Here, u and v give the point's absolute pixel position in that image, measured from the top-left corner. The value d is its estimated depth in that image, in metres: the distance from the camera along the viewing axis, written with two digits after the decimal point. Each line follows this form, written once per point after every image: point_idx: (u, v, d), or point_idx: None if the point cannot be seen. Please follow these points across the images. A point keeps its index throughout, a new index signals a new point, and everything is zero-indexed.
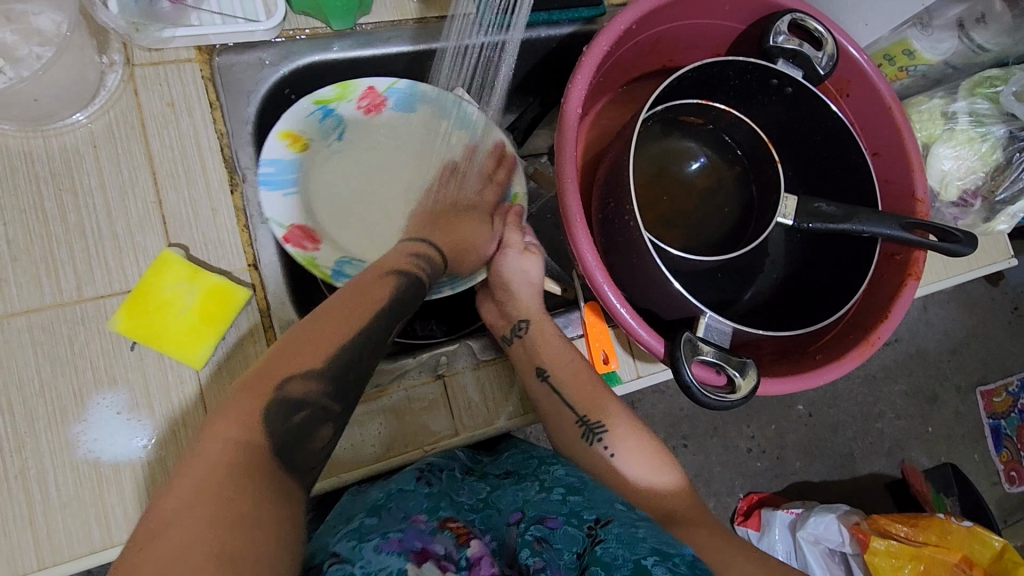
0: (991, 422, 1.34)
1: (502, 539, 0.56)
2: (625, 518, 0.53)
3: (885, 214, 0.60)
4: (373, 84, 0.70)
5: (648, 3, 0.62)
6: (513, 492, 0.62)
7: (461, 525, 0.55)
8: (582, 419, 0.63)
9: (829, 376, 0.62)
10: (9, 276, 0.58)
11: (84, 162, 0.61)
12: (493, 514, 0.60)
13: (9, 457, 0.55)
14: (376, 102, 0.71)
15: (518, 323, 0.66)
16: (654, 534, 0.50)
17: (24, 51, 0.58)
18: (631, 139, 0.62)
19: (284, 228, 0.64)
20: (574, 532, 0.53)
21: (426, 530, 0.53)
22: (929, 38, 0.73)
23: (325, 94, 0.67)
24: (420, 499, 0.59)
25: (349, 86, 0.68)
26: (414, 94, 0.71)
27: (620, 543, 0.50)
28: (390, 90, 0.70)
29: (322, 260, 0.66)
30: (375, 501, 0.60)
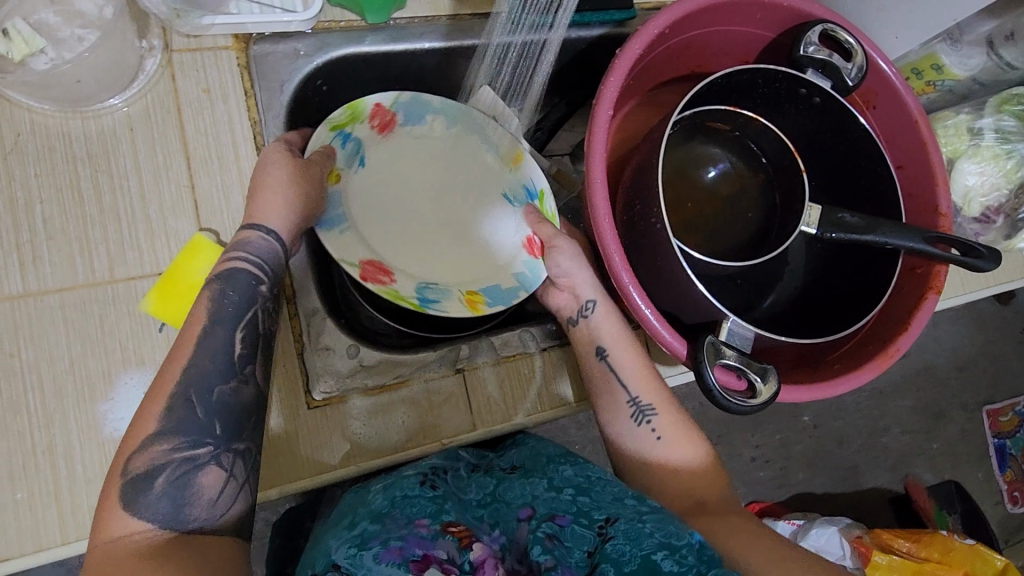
0: (997, 441, 1.35)
1: (511, 534, 0.57)
2: (632, 514, 0.54)
3: (909, 228, 0.59)
4: (379, 101, 0.69)
5: (681, 8, 0.62)
6: (522, 487, 0.64)
7: (462, 528, 0.56)
8: (633, 400, 0.63)
9: (848, 385, 0.62)
10: (44, 254, 0.58)
11: (120, 145, 0.62)
12: (501, 508, 0.62)
13: (36, 432, 0.56)
14: (387, 119, 0.71)
15: (586, 303, 0.64)
16: (661, 527, 0.51)
17: (66, 32, 0.59)
18: (661, 141, 0.62)
19: (357, 268, 0.67)
20: (584, 531, 0.54)
21: (426, 536, 0.53)
22: (958, 54, 0.74)
23: (338, 118, 0.67)
24: (423, 501, 0.59)
25: (358, 107, 0.68)
26: (421, 104, 0.72)
27: (627, 539, 0.51)
28: (396, 104, 0.71)
29: (404, 291, 0.69)
30: (378, 506, 0.59)
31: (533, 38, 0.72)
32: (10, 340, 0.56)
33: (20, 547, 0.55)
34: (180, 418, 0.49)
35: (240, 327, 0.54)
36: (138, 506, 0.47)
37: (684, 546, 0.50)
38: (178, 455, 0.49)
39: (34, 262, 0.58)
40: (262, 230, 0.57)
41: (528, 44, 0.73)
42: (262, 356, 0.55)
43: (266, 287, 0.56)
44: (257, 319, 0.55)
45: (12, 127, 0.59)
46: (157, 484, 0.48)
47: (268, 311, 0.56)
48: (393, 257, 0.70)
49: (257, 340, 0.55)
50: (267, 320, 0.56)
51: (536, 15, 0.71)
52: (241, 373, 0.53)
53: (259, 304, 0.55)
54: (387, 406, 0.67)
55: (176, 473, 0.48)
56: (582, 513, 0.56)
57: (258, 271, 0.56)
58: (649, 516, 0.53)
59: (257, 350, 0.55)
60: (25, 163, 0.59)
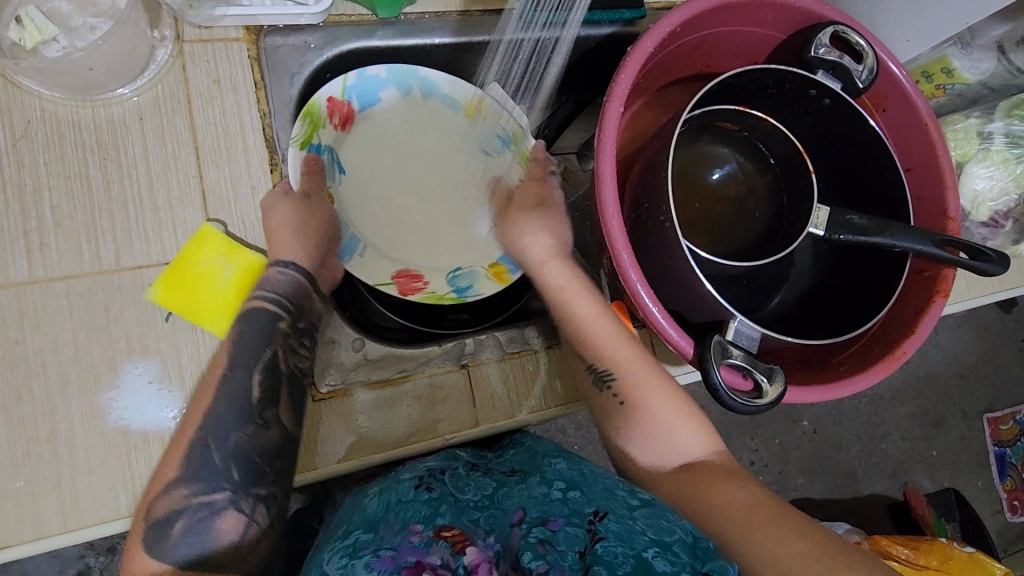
0: (997, 450, 1.33)
1: (505, 540, 0.55)
2: (623, 512, 0.55)
3: (916, 230, 0.59)
4: (330, 94, 0.67)
5: (694, 6, 0.62)
6: (519, 489, 0.63)
7: (456, 532, 0.55)
8: (592, 367, 0.62)
9: (855, 388, 0.62)
10: (51, 241, 0.58)
11: (129, 134, 0.62)
12: (497, 514, 0.59)
13: (39, 420, 0.56)
14: (343, 110, 0.69)
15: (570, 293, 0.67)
16: (652, 524, 0.52)
17: (78, 21, 0.59)
18: (671, 140, 0.62)
19: (393, 284, 0.71)
20: (575, 532, 0.54)
21: (420, 543, 0.52)
22: (968, 58, 0.74)
23: (301, 133, 0.65)
24: (419, 505, 0.59)
25: (314, 111, 0.66)
26: (368, 79, 0.69)
27: (618, 539, 0.51)
28: (347, 89, 0.68)
29: (438, 289, 0.72)
30: (372, 513, 0.60)
31: (547, 34, 0.72)
32: (15, 327, 0.56)
33: (21, 534, 0.54)
34: (199, 462, 0.52)
35: (258, 369, 0.56)
36: (158, 548, 0.50)
37: (676, 541, 0.50)
38: (196, 500, 0.51)
39: (41, 249, 0.58)
40: (285, 265, 0.61)
41: (541, 41, 0.73)
42: (285, 394, 0.57)
43: (286, 323, 0.59)
44: (278, 357, 0.58)
45: (22, 114, 0.59)
46: (175, 529, 0.51)
47: (291, 346, 0.59)
48: (400, 253, 0.73)
49: (278, 377, 0.57)
50: (289, 357, 0.59)
51: (550, 11, 0.71)
52: (261, 416, 0.55)
53: (279, 340, 0.58)
54: (390, 401, 0.67)
55: (194, 517, 0.51)
56: (575, 515, 0.56)
57: (280, 308, 0.59)
58: (640, 515, 0.54)
59: (279, 385, 0.57)
60: (34, 150, 0.59)
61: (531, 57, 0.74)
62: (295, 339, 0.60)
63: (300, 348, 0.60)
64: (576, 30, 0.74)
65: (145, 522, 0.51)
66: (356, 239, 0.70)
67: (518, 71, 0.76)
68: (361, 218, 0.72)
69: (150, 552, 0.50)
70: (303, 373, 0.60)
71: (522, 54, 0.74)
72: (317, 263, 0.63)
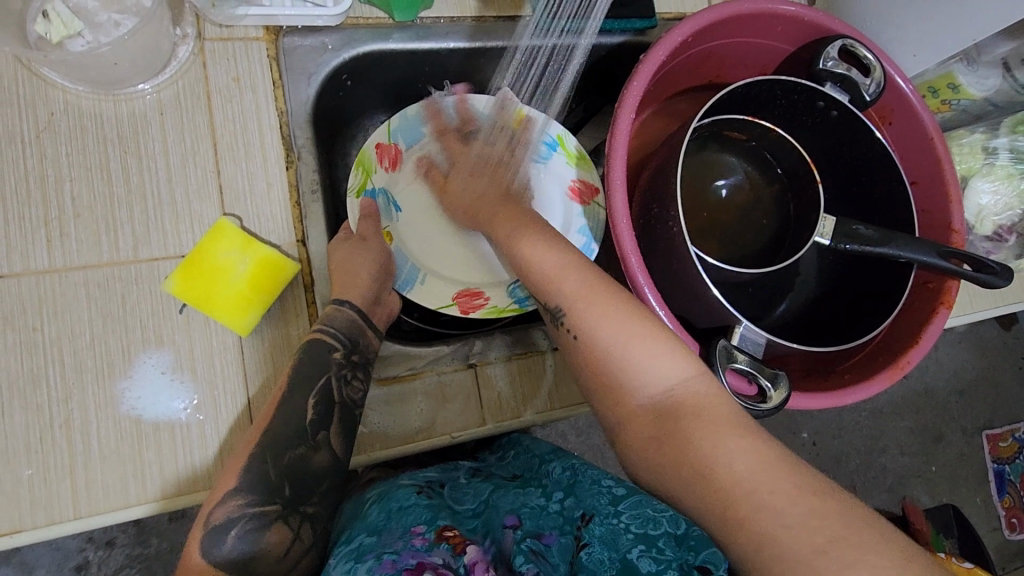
0: (996, 466, 1.34)
1: (498, 544, 0.55)
2: (607, 512, 0.55)
3: (921, 241, 0.60)
4: (376, 142, 0.71)
5: (706, 17, 0.63)
6: (516, 495, 0.63)
7: (457, 534, 0.54)
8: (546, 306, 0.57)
9: (859, 395, 0.62)
10: (70, 231, 0.60)
11: (150, 129, 0.63)
12: (491, 516, 0.60)
13: (55, 407, 0.57)
14: (392, 153, 0.72)
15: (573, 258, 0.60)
16: (636, 519, 0.53)
17: (104, 17, 0.61)
18: (682, 145, 0.63)
19: (454, 305, 0.71)
20: (566, 542, 0.55)
21: (420, 547, 0.51)
22: (975, 74, 0.74)
23: (354, 183, 0.70)
24: (420, 508, 0.58)
25: (364, 159, 0.70)
26: (410, 119, 0.73)
27: (603, 545, 0.52)
28: (392, 134, 0.72)
29: (500, 302, 0.72)
30: (376, 519, 0.59)
31: (562, 42, 0.74)
32: (34, 313, 0.58)
33: (33, 519, 0.55)
34: (256, 476, 0.55)
35: (314, 394, 0.59)
36: (211, 554, 0.53)
37: (661, 535, 0.51)
38: (249, 511, 0.54)
39: (61, 239, 0.59)
40: (343, 304, 0.63)
41: (558, 47, 0.75)
42: (337, 421, 0.60)
43: (340, 354, 0.62)
44: (331, 385, 0.60)
45: (46, 106, 0.61)
46: (230, 537, 0.54)
47: (343, 376, 0.61)
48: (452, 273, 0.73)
49: (330, 405, 0.60)
50: (342, 388, 0.61)
51: (568, 19, 0.72)
52: (313, 438, 0.58)
53: (333, 370, 0.61)
54: (399, 397, 0.68)
55: (247, 527, 0.54)
56: (567, 524, 0.56)
57: (336, 342, 0.62)
58: (625, 510, 0.55)
59: (330, 413, 0.60)
60: (57, 141, 0.61)
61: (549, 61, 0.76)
62: (349, 370, 0.62)
63: (354, 378, 0.62)
64: (591, 39, 0.75)
65: (203, 528, 0.54)
66: (415, 267, 0.73)
67: (533, 77, 0.78)
68: (415, 246, 0.73)
69: (206, 557, 0.53)
70: (355, 403, 0.62)
71: (539, 60, 0.76)
72: (370, 300, 0.65)
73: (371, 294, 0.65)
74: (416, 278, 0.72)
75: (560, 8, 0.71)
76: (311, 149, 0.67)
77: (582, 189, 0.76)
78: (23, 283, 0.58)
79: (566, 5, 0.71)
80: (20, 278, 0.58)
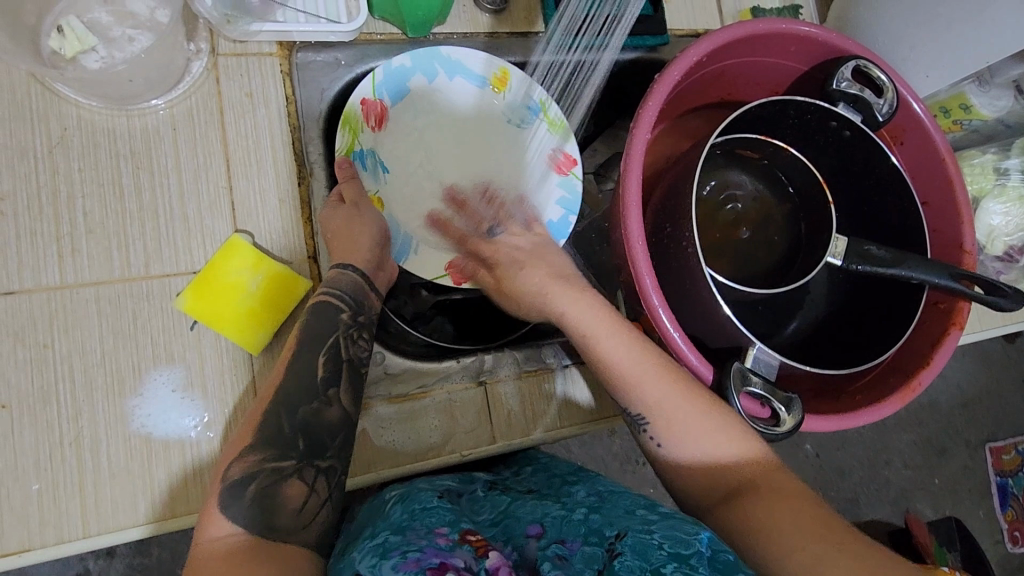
0: (998, 479, 1.34)
1: (520, 550, 0.54)
2: (640, 526, 0.52)
3: (932, 263, 0.59)
4: (362, 96, 0.67)
5: (721, 38, 0.62)
6: (535, 506, 0.61)
7: (480, 538, 0.54)
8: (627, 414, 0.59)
9: (871, 417, 0.62)
10: (82, 247, 0.59)
11: (163, 144, 0.63)
12: (512, 523, 0.59)
13: (64, 424, 0.57)
14: (378, 108, 0.69)
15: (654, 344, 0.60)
16: (669, 537, 0.50)
17: (117, 32, 0.60)
18: (695, 165, 0.63)
19: (445, 278, 0.68)
20: (594, 552, 0.51)
21: (444, 546, 0.50)
22: (987, 95, 0.75)
23: (342, 144, 0.67)
24: (443, 510, 0.58)
25: (351, 117, 0.67)
26: (396, 73, 0.69)
27: (636, 554, 0.49)
28: (379, 88, 0.68)
29: None
30: (398, 519, 0.57)
31: (587, 57, 0.75)
32: (44, 329, 0.57)
33: (42, 537, 0.55)
34: (273, 430, 0.53)
35: (323, 355, 0.57)
36: (229, 509, 0.49)
37: (694, 554, 0.48)
38: (267, 466, 0.51)
39: (73, 254, 0.59)
40: (347, 268, 0.61)
41: (582, 62, 0.76)
42: (347, 379, 0.58)
43: (347, 315, 0.60)
44: (339, 346, 0.58)
45: (58, 121, 0.61)
46: (251, 490, 0.50)
47: (350, 336, 0.60)
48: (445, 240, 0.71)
49: (340, 365, 0.58)
50: (349, 346, 0.59)
51: (592, 35, 0.74)
52: (325, 394, 0.56)
53: (341, 330, 0.59)
54: (410, 415, 0.68)
55: (264, 482, 0.51)
56: (593, 538, 0.53)
57: (342, 303, 0.60)
58: (658, 528, 0.52)
59: (340, 375, 0.58)
60: (69, 156, 0.60)
61: (568, 76, 0.77)
62: (355, 330, 0.60)
63: (360, 338, 0.60)
64: (613, 55, 0.76)
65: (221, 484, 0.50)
66: (406, 238, 0.69)
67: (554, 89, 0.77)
68: (405, 210, 0.70)
69: (224, 510, 0.49)
70: (363, 362, 0.60)
71: (560, 76, 0.77)
72: (374, 266, 0.63)
73: (373, 257, 0.63)
74: (410, 248, 0.69)
75: (583, 24, 0.73)
76: (324, 165, 0.67)
77: (562, 160, 0.72)
78: (33, 300, 0.58)
79: (588, 23, 0.73)
80: (31, 295, 0.58)
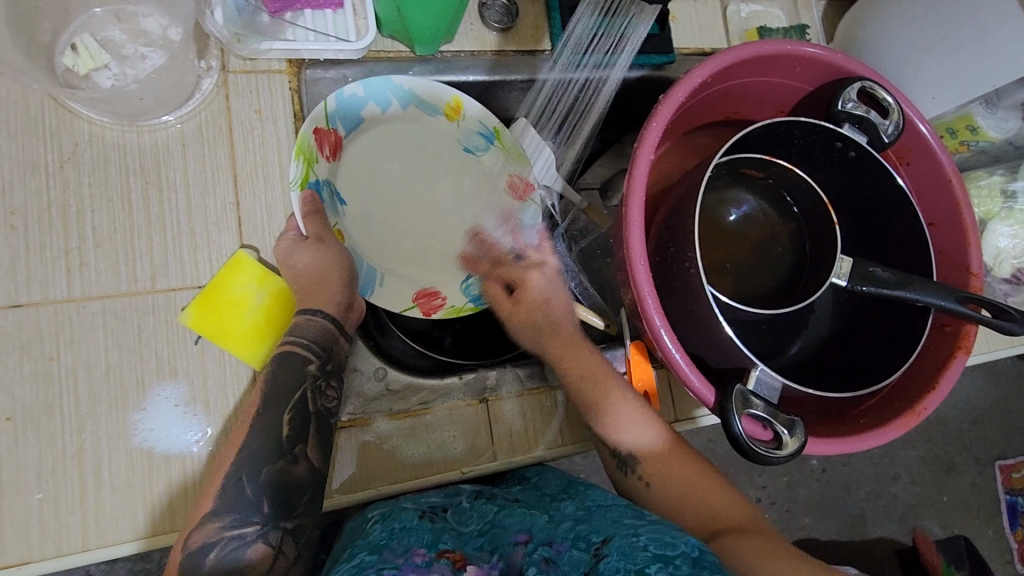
0: (1008, 498, 1.31)
1: (507, 560, 0.54)
2: (626, 531, 0.52)
3: (939, 286, 0.59)
4: (316, 126, 0.67)
5: (728, 57, 0.62)
6: (522, 515, 0.61)
7: (457, 553, 0.54)
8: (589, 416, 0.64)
9: (875, 441, 0.61)
10: (90, 261, 0.60)
11: (171, 160, 0.64)
12: (499, 533, 0.59)
13: (68, 436, 0.57)
14: (331, 139, 0.69)
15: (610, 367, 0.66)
16: (654, 539, 0.49)
17: (130, 49, 0.62)
18: (701, 181, 0.62)
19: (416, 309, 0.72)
20: (580, 556, 0.51)
21: (421, 563, 0.51)
22: (993, 117, 0.75)
23: (297, 175, 0.65)
24: (422, 530, 0.57)
25: (303, 145, 0.66)
26: (354, 104, 0.69)
27: (621, 555, 0.48)
28: (331, 118, 0.68)
29: (456, 301, 0.73)
30: (377, 538, 0.57)
31: (594, 75, 0.74)
32: (51, 343, 0.58)
33: (43, 550, 0.55)
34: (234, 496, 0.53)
35: (288, 409, 0.57)
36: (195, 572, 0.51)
37: (678, 555, 0.47)
38: (229, 533, 0.52)
39: (80, 269, 0.60)
40: (311, 313, 0.61)
41: (589, 81, 0.75)
42: (314, 433, 0.58)
43: (316, 365, 0.60)
44: (307, 400, 0.58)
45: (70, 137, 0.62)
46: (209, 559, 0.51)
47: (319, 388, 0.59)
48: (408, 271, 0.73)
49: (307, 421, 0.58)
50: (317, 398, 0.59)
51: (600, 53, 0.74)
52: (290, 452, 0.56)
53: (309, 382, 0.59)
54: (413, 431, 0.68)
55: (228, 547, 0.52)
56: (580, 541, 0.52)
57: (309, 353, 0.60)
58: (642, 531, 0.51)
59: (307, 428, 0.58)
60: (80, 171, 0.61)
61: (575, 97, 0.76)
62: (323, 381, 0.60)
63: (328, 389, 0.60)
64: (620, 74, 0.75)
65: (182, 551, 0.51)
66: (372, 268, 0.71)
67: (561, 109, 0.77)
68: (370, 242, 0.72)
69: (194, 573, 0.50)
70: (330, 413, 0.60)
71: (567, 95, 0.76)
72: (344, 308, 0.64)
73: None
74: (374, 280, 0.71)
75: (591, 44, 0.73)
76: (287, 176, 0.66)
77: (518, 185, 0.75)
78: (40, 312, 0.58)
79: (596, 41, 0.73)
80: (38, 308, 0.58)
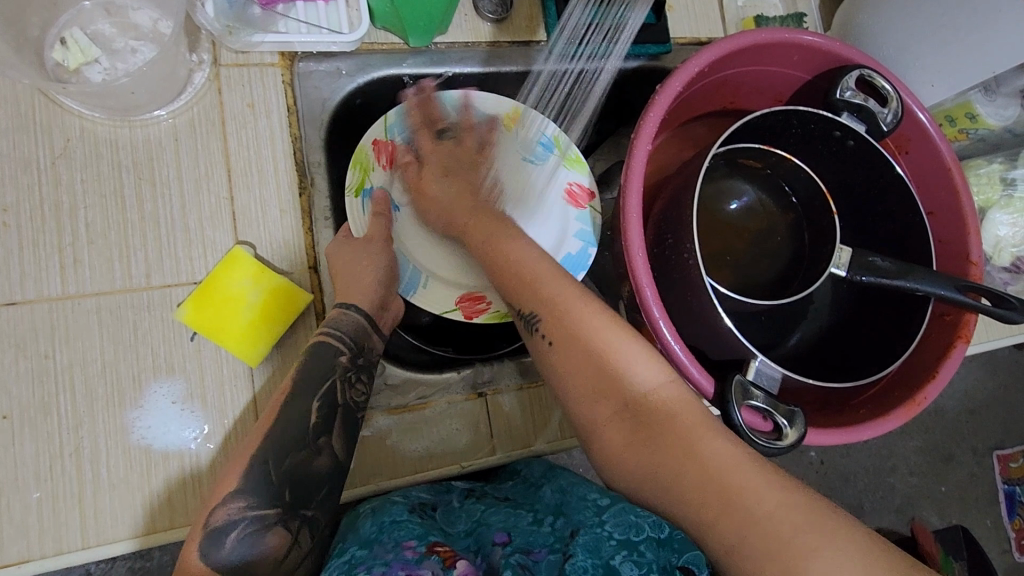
0: (1006, 487, 1.32)
1: (487, 560, 0.53)
2: (592, 524, 0.53)
3: (940, 275, 0.58)
4: (375, 136, 0.67)
5: (725, 46, 0.61)
6: (508, 514, 0.61)
7: (447, 549, 0.53)
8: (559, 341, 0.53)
9: (873, 430, 0.61)
10: (84, 258, 0.60)
11: (165, 155, 0.63)
12: (483, 533, 0.58)
13: (65, 434, 0.57)
14: (390, 150, 0.68)
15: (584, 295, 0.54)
16: (619, 526, 0.52)
17: (120, 43, 0.61)
18: (698, 173, 0.62)
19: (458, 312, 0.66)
20: (556, 558, 0.51)
21: (411, 559, 0.50)
22: (993, 104, 0.75)
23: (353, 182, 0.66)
24: (411, 524, 0.57)
25: (362, 156, 0.66)
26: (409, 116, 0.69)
27: (587, 553, 0.49)
28: (390, 129, 0.68)
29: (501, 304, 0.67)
30: (366, 533, 0.56)
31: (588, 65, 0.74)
32: (45, 340, 0.58)
33: (41, 548, 0.55)
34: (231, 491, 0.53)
35: (318, 397, 0.58)
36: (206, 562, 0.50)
37: (644, 539, 0.50)
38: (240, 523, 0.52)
39: (75, 265, 0.59)
40: (349, 308, 0.62)
41: (584, 71, 0.75)
42: (341, 425, 0.58)
43: (346, 358, 0.60)
44: (334, 392, 0.59)
45: (61, 132, 0.61)
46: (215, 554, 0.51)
47: (348, 380, 0.60)
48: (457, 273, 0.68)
49: (333, 410, 0.58)
50: (345, 391, 0.59)
51: (595, 43, 0.73)
52: (313, 443, 0.56)
53: (339, 373, 0.59)
54: (412, 426, 0.67)
55: (245, 531, 0.52)
56: (557, 542, 0.54)
57: (342, 345, 0.60)
58: (608, 519, 0.53)
59: (334, 418, 0.58)
60: (72, 167, 0.61)
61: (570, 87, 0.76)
62: (354, 373, 0.61)
63: (357, 382, 0.61)
64: (617, 63, 0.75)
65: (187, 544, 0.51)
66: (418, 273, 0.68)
67: (557, 100, 0.77)
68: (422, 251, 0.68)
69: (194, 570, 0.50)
70: (358, 407, 0.61)
71: (562, 86, 0.76)
72: (378, 306, 0.63)
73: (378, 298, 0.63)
74: (418, 282, 0.67)
75: (587, 33, 0.72)
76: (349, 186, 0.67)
77: (577, 192, 0.71)
78: (35, 310, 0.58)
79: (591, 31, 0.72)
80: (33, 305, 0.58)
